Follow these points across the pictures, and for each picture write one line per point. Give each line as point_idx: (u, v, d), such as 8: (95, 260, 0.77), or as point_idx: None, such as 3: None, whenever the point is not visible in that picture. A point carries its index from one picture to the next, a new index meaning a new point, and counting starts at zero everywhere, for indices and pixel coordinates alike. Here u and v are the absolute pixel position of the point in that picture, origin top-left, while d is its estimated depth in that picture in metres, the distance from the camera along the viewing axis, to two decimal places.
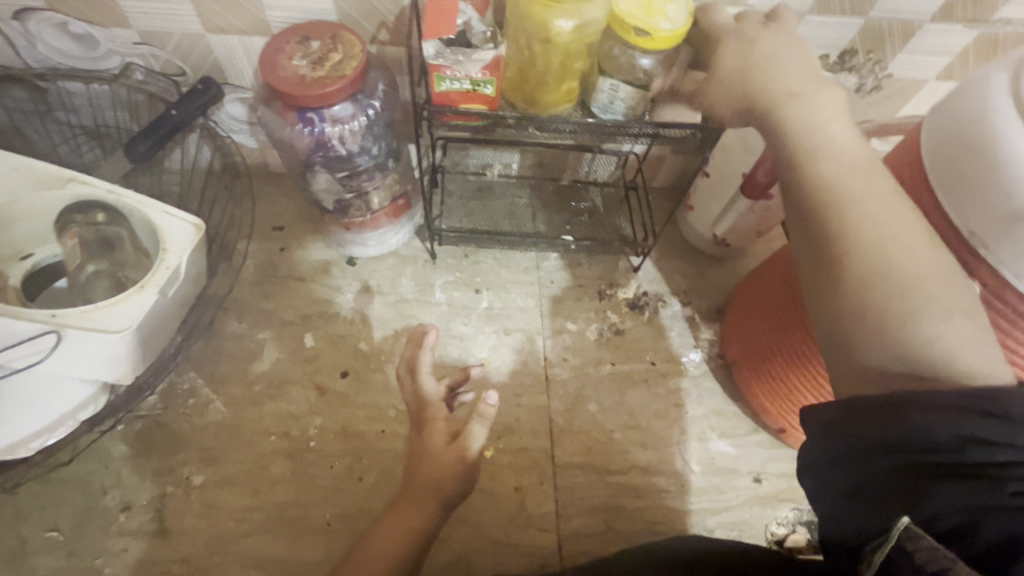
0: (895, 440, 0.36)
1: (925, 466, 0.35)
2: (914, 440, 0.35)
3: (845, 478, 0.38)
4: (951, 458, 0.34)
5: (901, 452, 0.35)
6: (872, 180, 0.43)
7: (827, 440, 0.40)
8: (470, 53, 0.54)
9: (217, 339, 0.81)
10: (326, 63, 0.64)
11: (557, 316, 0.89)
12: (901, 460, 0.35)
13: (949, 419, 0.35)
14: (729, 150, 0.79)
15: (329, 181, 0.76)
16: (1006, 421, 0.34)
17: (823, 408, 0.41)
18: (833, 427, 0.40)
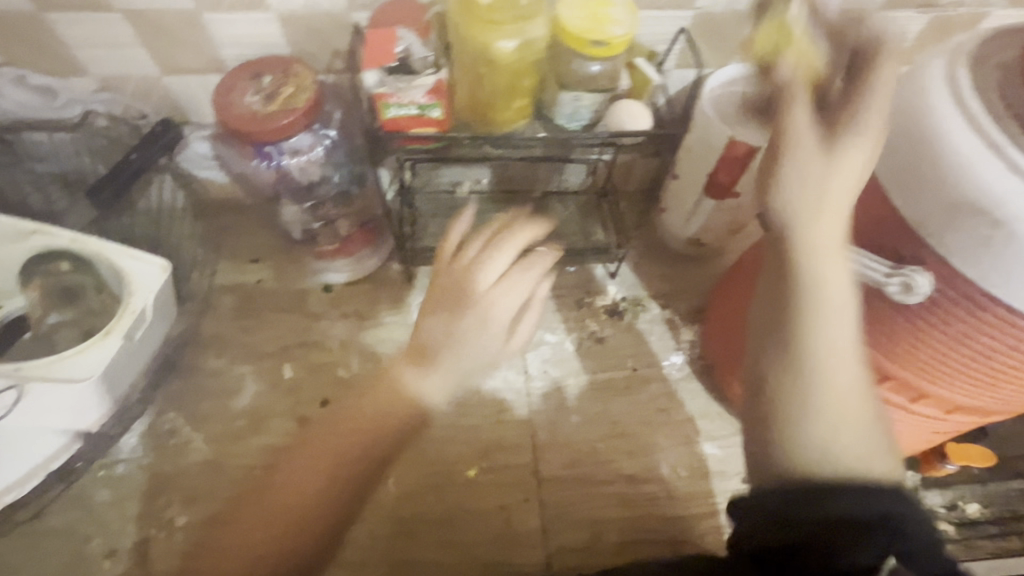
0: (811, 516, 0.42)
1: (842, 526, 0.41)
2: (838, 510, 0.41)
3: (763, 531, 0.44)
4: (860, 525, 0.40)
5: (826, 513, 0.41)
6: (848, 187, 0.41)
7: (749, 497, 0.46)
8: (410, 80, 0.54)
9: (195, 377, 0.80)
10: (278, 98, 0.65)
11: (535, 329, 0.88)
12: (824, 518, 0.41)
13: (865, 503, 0.41)
14: (693, 150, 0.79)
15: (295, 211, 0.77)
16: (897, 518, 0.40)
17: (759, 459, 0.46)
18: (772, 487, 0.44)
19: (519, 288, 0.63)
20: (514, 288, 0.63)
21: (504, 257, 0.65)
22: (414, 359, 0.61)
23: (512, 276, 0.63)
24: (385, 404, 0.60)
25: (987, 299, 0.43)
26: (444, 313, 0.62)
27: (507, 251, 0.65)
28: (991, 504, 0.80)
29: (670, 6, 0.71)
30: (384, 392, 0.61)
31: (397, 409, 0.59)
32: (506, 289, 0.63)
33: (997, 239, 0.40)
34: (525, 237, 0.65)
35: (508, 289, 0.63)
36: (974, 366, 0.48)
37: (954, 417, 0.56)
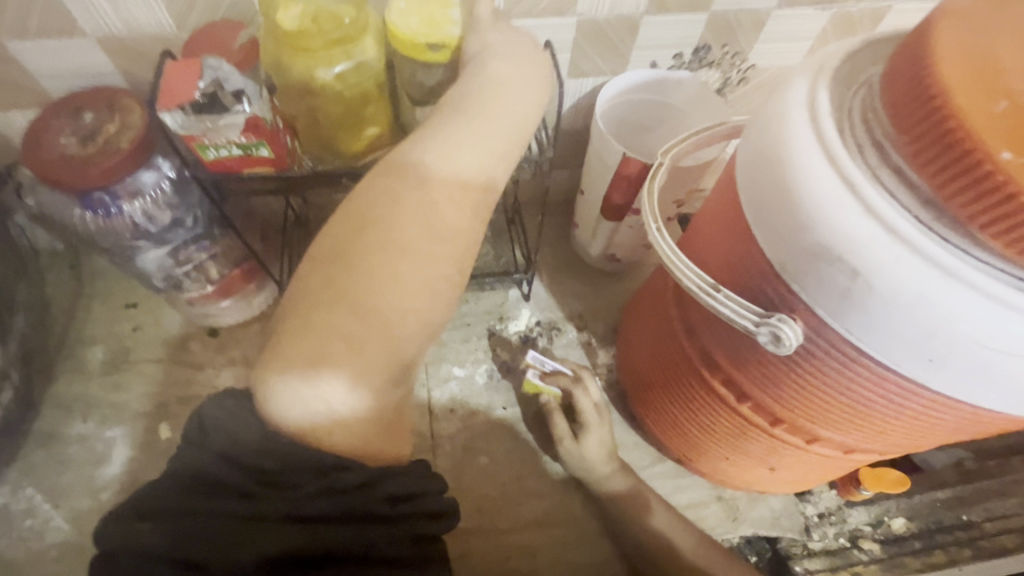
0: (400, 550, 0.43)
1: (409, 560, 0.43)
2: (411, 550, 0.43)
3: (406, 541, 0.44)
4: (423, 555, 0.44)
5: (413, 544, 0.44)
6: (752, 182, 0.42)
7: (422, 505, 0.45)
8: (216, 117, 0.47)
9: (58, 445, 0.73)
10: (98, 138, 0.56)
11: (442, 363, 0.82)
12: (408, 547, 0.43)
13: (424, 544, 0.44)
14: (592, 167, 0.73)
15: (155, 259, 0.68)
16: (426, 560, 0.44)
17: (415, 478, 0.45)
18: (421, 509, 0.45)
19: (487, 149, 0.47)
20: (479, 154, 0.46)
21: (466, 97, 0.47)
22: (396, 257, 0.40)
23: (475, 121, 0.46)
24: (366, 303, 0.39)
25: (856, 353, 0.38)
26: (424, 283, 0.41)
27: (475, 96, 0.47)
28: (915, 517, 0.77)
29: (548, 13, 0.65)
30: (369, 254, 0.40)
31: (388, 303, 0.40)
32: (467, 160, 0.45)
33: (857, 290, 0.35)
34: (486, 75, 0.48)
35: (474, 155, 0.45)
36: (858, 414, 0.44)
37: (854, 455, 0.52)
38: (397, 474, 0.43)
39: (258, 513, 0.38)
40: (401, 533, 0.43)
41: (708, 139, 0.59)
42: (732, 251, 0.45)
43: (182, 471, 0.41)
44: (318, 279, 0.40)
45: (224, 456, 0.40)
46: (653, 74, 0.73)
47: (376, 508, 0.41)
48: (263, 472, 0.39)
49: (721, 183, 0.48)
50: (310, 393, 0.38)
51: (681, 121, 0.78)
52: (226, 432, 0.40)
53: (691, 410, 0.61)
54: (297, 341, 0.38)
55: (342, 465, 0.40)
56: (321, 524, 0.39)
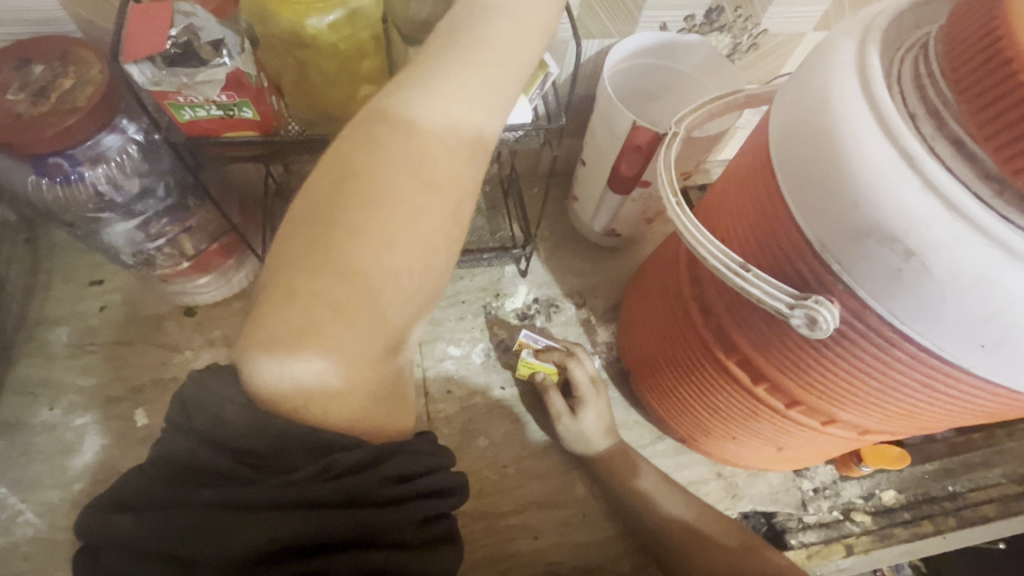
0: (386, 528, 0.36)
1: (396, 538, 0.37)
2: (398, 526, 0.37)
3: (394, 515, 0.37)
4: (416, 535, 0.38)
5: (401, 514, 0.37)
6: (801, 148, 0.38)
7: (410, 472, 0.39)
8: (192, 72, 0.41)
9: (23, 435, 0.67)
10: (51, 94, 0.49)
11: (437, 342, 0.79)
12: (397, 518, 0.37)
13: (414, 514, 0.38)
14: (598, 136, 0.69)
15: (124, 232, 0.62)
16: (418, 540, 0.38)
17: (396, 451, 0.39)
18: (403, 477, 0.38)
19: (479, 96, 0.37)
20: (474, 89, 0.37)
21: (458, 28, 0.38)
22: (383, 217, 0.34)
23: (473, 52, 0.37)
24: (351, 268, 0.33)
25: (898, 337, 0.37)
26: (420, 243, 0.35)
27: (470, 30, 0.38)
28: (904, 489, 0.78)
29: None
30: (353, 213, 0.34)
31: (365, 291, 0.34)
32: (459, 103, 0.37)
33: (909, 271, 0.34)
34: (486, 6, 0.39)
35: (472, 89, 0.37)
36: (885, 397, 0.43)
37: (867, 436, 0.52)
38: (402, 452, 0.39)
39: (245, 500, 0.35)
40: (407, 517, 0.37)
41: (723, 108, 0.54)
42: (761, 228, 0.42)
43: (166, 459, 0.38)
44: (294, 243, 0.35)
45: (208, 440, 0.37)
46: (663, 37, 0.69)
47: (378, 491, 0.37)
48: (252, 454, 0.36)
49: (747, 156, 0.46)
50: (296, 367, 0.34)
51: (689, 88, 0.74)
52: (210, 413, 0.37)
53: (699, 391, 0.60)
54: (274, 313, 0.34)
55: (332, 445, 0.36)
56: (316, 509, 0.35)
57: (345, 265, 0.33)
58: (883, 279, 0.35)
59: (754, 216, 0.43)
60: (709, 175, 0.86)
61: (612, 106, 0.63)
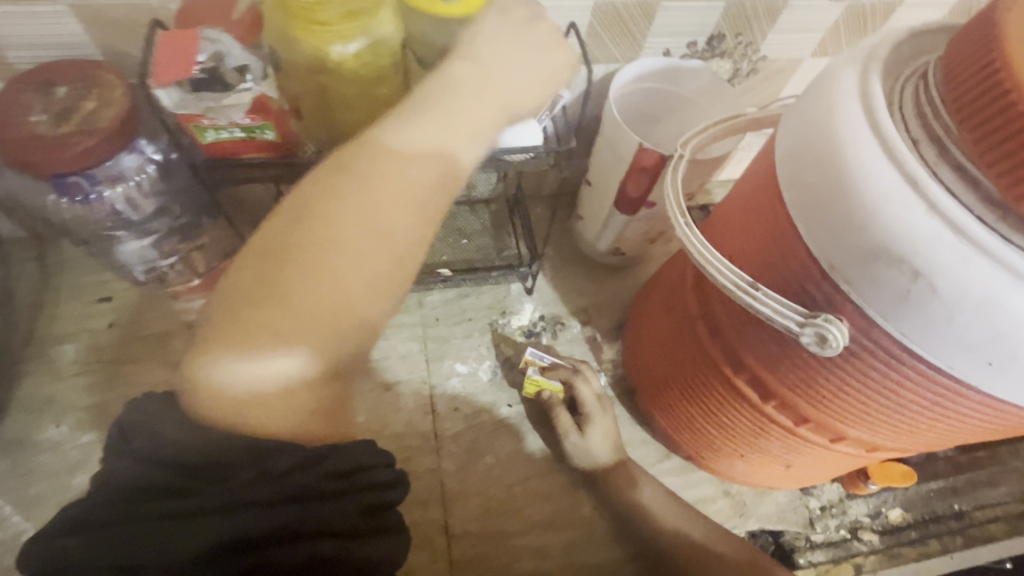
0: (330, 522, 0.34)
1: (341, 532, 0.34)
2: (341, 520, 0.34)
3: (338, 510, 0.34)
4: (364, 526, 0.35)
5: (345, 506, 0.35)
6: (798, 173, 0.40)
7: (355, 461, 0.36)
8: (220, 96, 0.42)
9: (27, 453, 0.67)
10: (74, 115, 0.50)
11: (444, 359, 0.79)
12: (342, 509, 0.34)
13: (356, 504, 0.35)
14: (604, 159, 0.71)
15: (137, 250, 0.63)
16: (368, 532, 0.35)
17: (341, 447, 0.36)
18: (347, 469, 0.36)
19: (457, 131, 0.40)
20: (435, 143, 0.39)
21: (431, 86, 0.41)
22: (351, 242, 0.35)
23: (441, 108, 0.40)
24: (320, 288, 0.35)
25: (908, 356, 0.38)
26: (363, 284, 0.36)
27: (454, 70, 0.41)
28: (911, 508, 0.78)
29: None
30: (325, 235, 0.35)
31: (330, 308, 0.35)
32: (432, 138, 0.39)
33: (916, 291, 0.35)
34: (459, 71, 0.41)
35: (437, 141, 0.39)
36: (893, 414, 0.43)
37: (874, 453, 0.53)
38: (339, 450, 0.36)
39: (179, 509, 0.32)
40: (351, 510, 0.35)
41: (728, 131, 0.55)
42: (770, 248, 0.43)
43: (102, 481, 0.34)
44: (247, 271, 0.35)
45: (141, 458, 0.34)
46: (666, 63, 0.71)
47: (317, 487, 0.34)
48: (184, 465, 0.33)
49: (755, 177, 0.47)
50: (239, 392, 0.34)
51: (691, 112, 0.76)
52: (147, 432, 0.35)
53: (706, 408, 0.60)
54: (223, 337, 0.34)
55: (270, 449, 0.34)
56: (257, 508, 0.32)
57: (313, 283, 0.34)
58: (889, 298, 0.36)
59: (762, 235, 0.44)
60: (711, 195, 0.88)
61: (619, 128, 0.65)
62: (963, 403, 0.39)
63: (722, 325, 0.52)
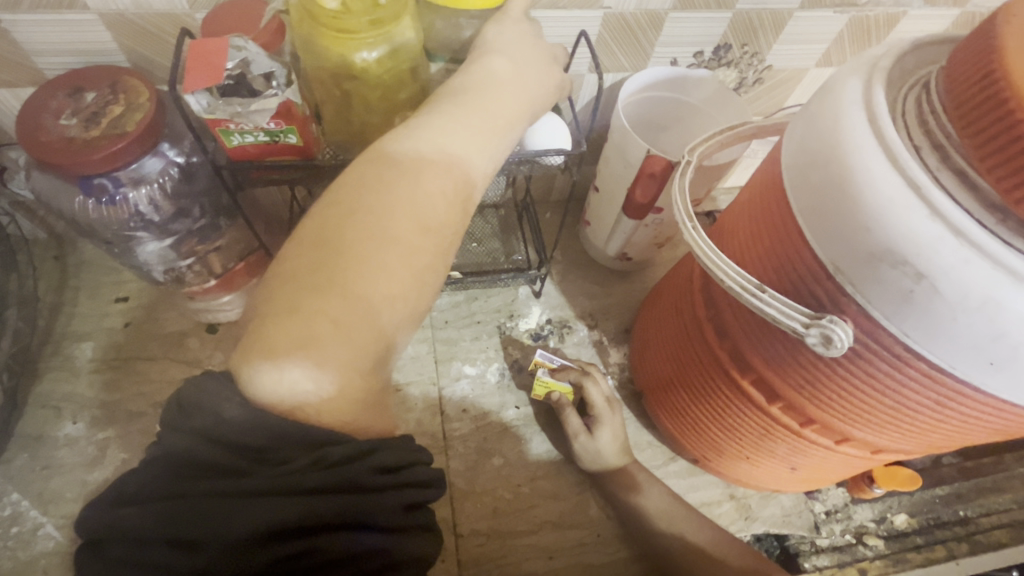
0: (373, 515, 0.36)
1: (380, 527, 0.36)
2: (382, 514, 0.36)
3: (380, 506, 0.36)
4: (402, 521, 0.37)
5: (387, 500, 0.37)
6: (806, 179, 0.41)
7: (395, 458, 0.39)
8: (247, 102, 0.44)
9: (46, 449, 0.68)
10: (102, 120, 0.52)
11: (453, 361, 0.81)
12: (384, 504, 0.36)
13: (398, 498, 0.37)
14: (612, 165, 0.72)
15: (159, 251, 0.65)
16: (405, 526, 0.37)
17: (385, 445, 0.38)
18: (387, 466, 0.38)
19: (473, 144, 0.43)
20: (469, 145, 0.43)
21: (444, 103, 0.44)
22: (378, 244, 0.37)
23: (473, 112, 0.44)
24: (349, 288, 0.36)
25: (911, 356, 0.39)
26: (412, 272, 0.38)
27: (471, 88, 0.45)
28: (916, 513, 0.78)
29: (573, 5, 0.63)
30: (353, 240, 0.37)
31: (363, 308, 0.36)
32: (453, 148, 0.42)
33: (919, 292, 0.36)
34: (480, 75, 0.46)
35: (456, 153, 0.42)
36: (899, 416, 0.44)
37: (879, 455, 0.53)
38: (386, 446, 0.39)
39: (242, 489, 0.34)
40: (392, 503, 0.37)
41: (734, 138, 0.56)
42: (776, 251, 0.44)
43: (167, 460, 0.36)
44: (293, 268, 0.36)
45: (205, 436, 0.36)
46: (673, 71, 0.72)
47: (366, 481, 0.36)
48: (250, 448, 0.36)
49: (762, 182, 0.48)
50: (293, 378, 0.34)
51: (698, 121, 0.77)
52: (210, 412, 0.36)
53: (712, 409, 0.61)
54: (277, 329, 0.35)
55: (328, 440, 0.36)
56: (307, 495, 0.34)
57: (346, 282, 0.36)
58: (895, 300, 0.37)
59: (766, 240, 0.46)
60: (717, 203, 0.89)
61: (627, 136, 0.66)
62: (966, 404, 0.40)
63: (733, 329, 0.53)
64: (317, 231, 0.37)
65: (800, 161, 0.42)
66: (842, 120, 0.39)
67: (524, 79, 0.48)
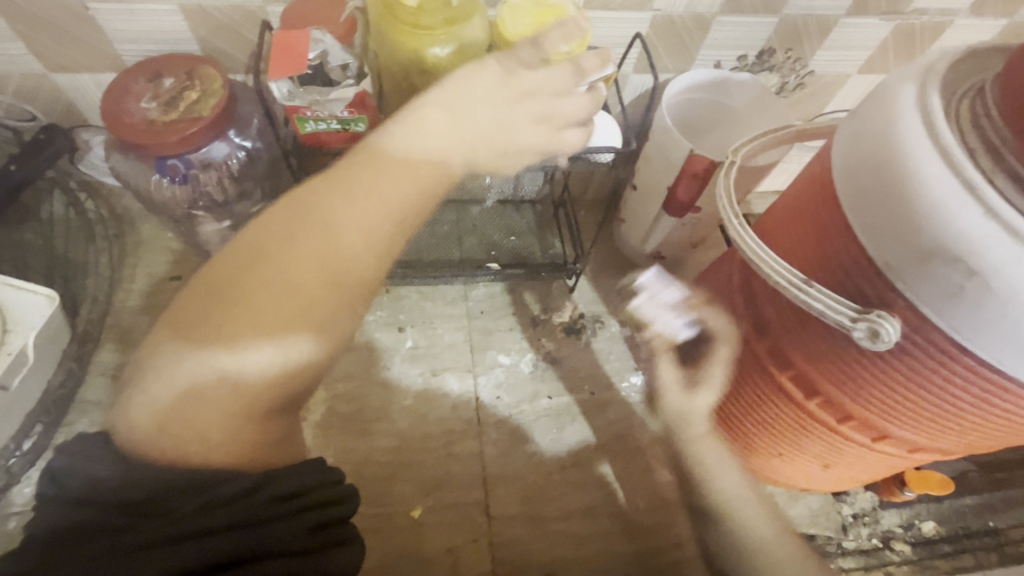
0: (285, 537, 0.34)
1: (295, 550, 0.34)
2: (296, 536, 0.34)
3: (296, 524, 0.35)
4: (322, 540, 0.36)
5: (298, 518, 0.35)
6: (854, 181, 0.43)
7: (303, 476, 0.37)
8: (326, 91, 0.48)
9: (103, 414, 0.72)
10: (180, 104, 0.56)
11: (488, 350, 0.83)
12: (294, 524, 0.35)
13: (309, 518, 0.36)
14: (652, 163, 0.73)
15: (218, 230, 0.68)
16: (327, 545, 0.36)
17: (290, 471, 0.37)
18: (291, 490, 0.36)
19: (437, 144, 0.43)
20: (439, 145, 0.43)
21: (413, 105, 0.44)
22: (313, 239, 0.37)
23: (457, 107, 0.44)
24: (272, 280, 0.36)
25: (959, 352, 0.40)
26: (342, 269, 0.38)
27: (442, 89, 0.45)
28: (945, 522, 0.78)
29: (625, 7, 0.65)
30: (289, 235, 0.37)
31: (291, 299, 0.36)
32: (414, 147, 0.42)
33: (970, 289, 0.37)
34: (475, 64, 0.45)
35: (417, 153, 0.42)
36: (941, 414, 0.45)
37: (916, 455, 0.54)
38: (290, 471, 0.37)
39: (116, 548, 0.30)
40: (301, 528, 0.35)
41: (778, 140, 0.57)
42: (822, 250, 0.46)
43: (26, 539, 0.33)
44: (229, 262, 0.37)
45: (75, 506, 0.33)
46: (716, 74, 0.74)
47: (255, 510, 0.34)
48: (118, 506, 0.33)
49: (808, 181, 0.50)
50: (205, 369, 0.34)
51: (739, 123, 0.78)
52: (81, 474, 0.34)
53: (745, 404, 0.62)
54: (196, 321, 0.35)
55: (216, 479, 0.34)
56: (201, 539, 0.31)
57: (267, 278, 0.36)
58: (944, 297, 0.38)
59: (812, 239, 0.47)
60: (752, 206, 0.91)
61: (671, 136, 0.68)
62: (1011, 401, 0.41)
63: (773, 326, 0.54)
64: (260, 231, 0.38)
65: (849, 162, 0.44)
66: (895, 123, 0.41)
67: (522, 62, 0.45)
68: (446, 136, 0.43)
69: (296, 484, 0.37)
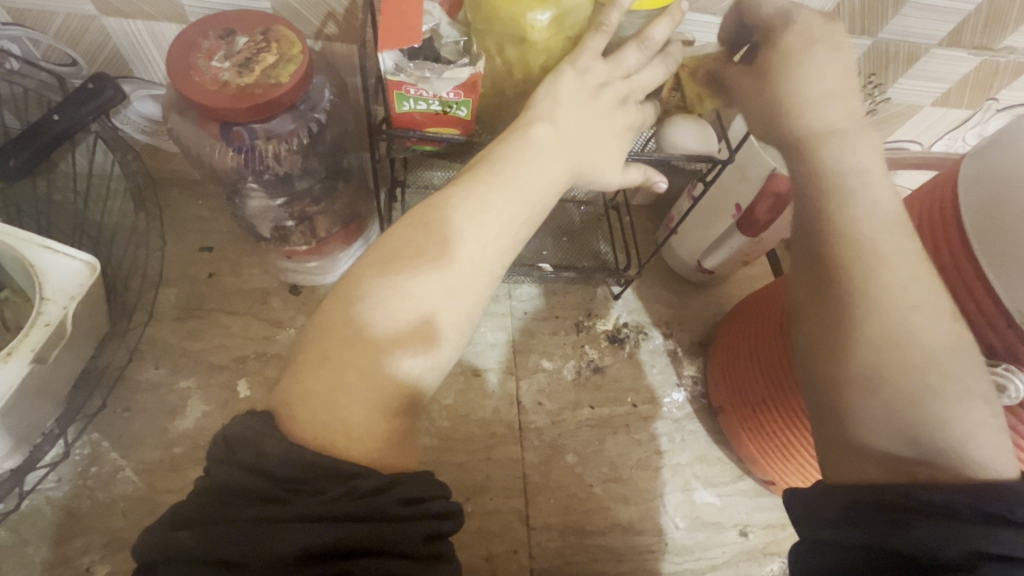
0: (398, 539, 0.31)
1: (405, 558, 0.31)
2: (411, 541, 0.31)
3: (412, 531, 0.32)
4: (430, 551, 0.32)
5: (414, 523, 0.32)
6: (988, 225, 0.43)
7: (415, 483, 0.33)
8: (439, 69, 0.44)
9: (127, 391, 0.67)
10: (255, 67, 0.50)
11: (531, 353, 0.80)
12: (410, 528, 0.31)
13: (422, 524, 0.32)
14: (725, 180, 0.71)
15: (267, 205, 0.63)
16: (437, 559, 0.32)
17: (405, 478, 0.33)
18: (411, 494, 0.33)
19: (562, 136, 0.43)
20: (563, 140, 0.43)
21: (537, 102, 0.44)
22: (442, 221, 0.39)
23: (591, 118, 0.44)
24: (403, 262, 0.38)
25: None
26: (468, 247, 0.39)
27: (567, 93, 0.44)
28: None
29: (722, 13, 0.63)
30: (420, 223, 0.39)
31: (418, 273, 0.38)
32: (539, 138, 0.42)
33: None
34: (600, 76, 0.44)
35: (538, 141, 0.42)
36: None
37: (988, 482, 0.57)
38: (418, 475, 0.34)
39: (264, 514, 0.30)
40: (420, 535, 0.32)
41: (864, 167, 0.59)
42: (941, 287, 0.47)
43: (198, 485, 0.32)
44: (367, 260, 0.39)
45: (235, 461, 0.32)
46: None
47: (382, 507, 0.31)
48: (274, 476, 0.32)
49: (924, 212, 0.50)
50: (343, 347, 0.36)
51: None
52: (252, 444, 0.33)
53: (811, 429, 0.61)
54: (336, 306, 0.37)
55: (355, 471, 0.32)
56: (336, 522, 0.30)
57: (408, 262, 0.38)
58: None
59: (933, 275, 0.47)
60: None
61: (752, 152, 0.66)
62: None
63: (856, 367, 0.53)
64: (399, 228, 0.40)
65: (983, 204, 0.44)
66: None
67: (641, 67, 0.46)
68: (575, 137, 0.44)
69: (419, 487, 0.33)
